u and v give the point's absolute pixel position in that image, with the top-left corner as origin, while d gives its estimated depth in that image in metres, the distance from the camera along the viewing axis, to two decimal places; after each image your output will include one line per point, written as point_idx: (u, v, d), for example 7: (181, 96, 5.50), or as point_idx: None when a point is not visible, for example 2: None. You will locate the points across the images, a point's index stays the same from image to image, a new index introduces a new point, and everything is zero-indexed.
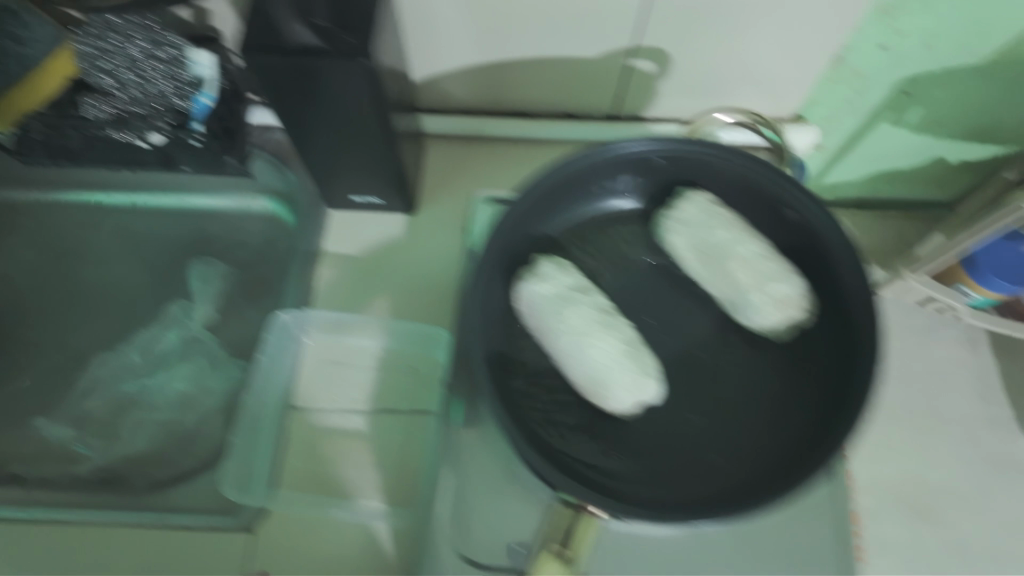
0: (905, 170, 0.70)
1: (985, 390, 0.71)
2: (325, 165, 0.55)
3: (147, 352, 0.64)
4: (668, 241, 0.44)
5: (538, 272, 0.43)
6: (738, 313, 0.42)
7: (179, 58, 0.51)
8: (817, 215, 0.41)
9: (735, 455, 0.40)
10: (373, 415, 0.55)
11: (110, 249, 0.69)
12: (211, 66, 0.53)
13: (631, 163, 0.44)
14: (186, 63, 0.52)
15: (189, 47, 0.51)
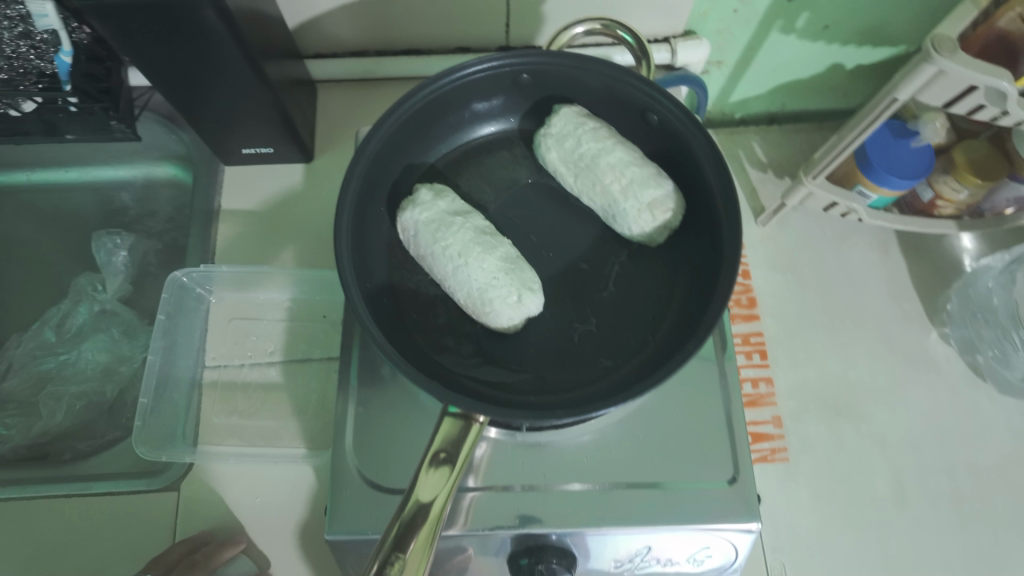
0: (804, 79, 0.73)
1: (898, 288, 0.72)
2: (207, 122, 0.53)
3: (60, 329, 0.63)
4: (544, 158, 0.44)
5: (415, 198, 0.43)
6: (615, 223, 0.43)
7: (25, 15, 0.50)
8: (677, 114, 0.41)
9: (619, 357, 0.41)
10: (285, 366, 0.54)
11: (15, 230, 0.68)
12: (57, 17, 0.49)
13: (498, 81, 0.44)
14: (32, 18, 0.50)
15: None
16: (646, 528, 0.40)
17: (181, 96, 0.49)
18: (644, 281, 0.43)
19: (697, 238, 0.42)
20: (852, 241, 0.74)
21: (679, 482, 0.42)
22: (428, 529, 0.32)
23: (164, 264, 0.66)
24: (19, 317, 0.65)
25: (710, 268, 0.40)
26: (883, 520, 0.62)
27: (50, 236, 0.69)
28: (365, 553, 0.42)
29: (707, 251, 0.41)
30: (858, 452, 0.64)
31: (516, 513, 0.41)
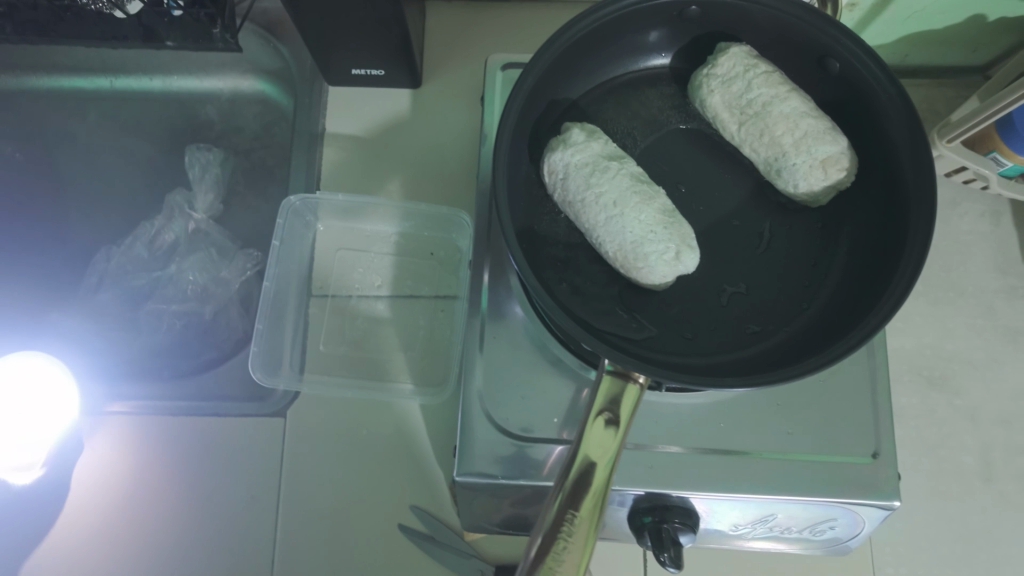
0: (939, 29, 0.67)
1: (1006, 262, 0.68)
2: (323, 35, 0.50)
3: (155, 245, 0.62)
4: (703, 101, 0.41)
5: (565, 138, 0.40)
6: (777, 179, 0.40)
7: None
8: (864, 62, 0.38)
9: (773, 321, 0.39)
10: (393, 301, 0.54)
11: (98, 138, 0.66)
12: None
13: (663, 13, 0.41)
14: None
15: None
16: (778, 498, 0.40)
17: (299, 9, 0.46)
18: (801, 244, 0.41)
19: (870, 203, 0.40)
20: (964, 209, 0.70)
21: (808, 454, 0.41)
22: (597, 489, 0.32)
23: (252, 185, 0.64)
24: (108, 230, 0.64)
25: (892, 237, 0.37)
26: (967, 495, 0.61)
27: (129, 145, 0.66)
28: (490, 495, 0.42)
29: (886, 217, 0.38)
30: (950, 426, 0.63)
31: (646, 472, 0.40)
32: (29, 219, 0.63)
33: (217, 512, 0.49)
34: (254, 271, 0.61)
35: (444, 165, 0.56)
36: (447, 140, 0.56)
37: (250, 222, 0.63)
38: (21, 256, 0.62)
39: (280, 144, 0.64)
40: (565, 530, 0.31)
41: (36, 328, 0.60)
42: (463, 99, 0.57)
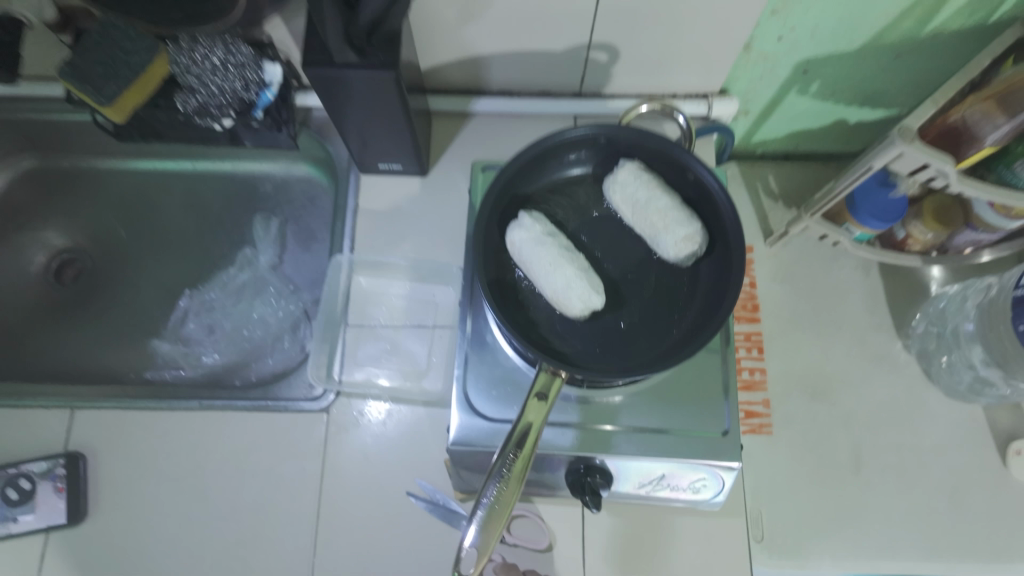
0: (817, 129, 0.90)
1: (873, 304, 0.89)
2: (360, 143, 0.72)
3: (228, 288, 0.85)
4: (610, 196, 0.63)
5: (520, 220, 0.62)
6: (658, 248, 0.61)
7: (253, 65, 0.68)
8: (707, 176, 0.59)
9: (654, 341, 0.60)
10: (406, 328, 0.75)
11: (185, 206, 0.89)
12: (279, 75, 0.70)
13: (583, 141, 0.63)
14: (258, 69, 0.69)
15: (264, 61, 0.69)
16: (663, 459, 0.60)
17: (344, 126, 0.69)
18: (675, 291, 0.62)
19: (716, 265, 0.61)
20: (842, 263, 0.91)
21: (685, 432, 0.61)
22: (531, 439, 0.52)
23: (300, 243, 0.86)
24: (193, 277, 0.86)
25: (725, 288, 0.58)
26: (839, 482, 0.81)
27: (207, 212, 0.89)
28: (472, 459, 0.62)
29: (724, 275, 0.59)
30: (828, 430, 0.83)
31: (576, 442, 0.61)
32: (136, 266, 0.88)
33: (279, 479, 0.69)
34: (302, 307, 0.82)
35: (442, 232, 0.77)
36: (447, 213, 0.78)
37: (298, 270, 0.84)
38: (129, 293, 0.86)
39: (323, 213, 0.86)
40: (509, 463, 0.51)
41: (141, 349, 0.82)
42: (458, 183, 0.79)
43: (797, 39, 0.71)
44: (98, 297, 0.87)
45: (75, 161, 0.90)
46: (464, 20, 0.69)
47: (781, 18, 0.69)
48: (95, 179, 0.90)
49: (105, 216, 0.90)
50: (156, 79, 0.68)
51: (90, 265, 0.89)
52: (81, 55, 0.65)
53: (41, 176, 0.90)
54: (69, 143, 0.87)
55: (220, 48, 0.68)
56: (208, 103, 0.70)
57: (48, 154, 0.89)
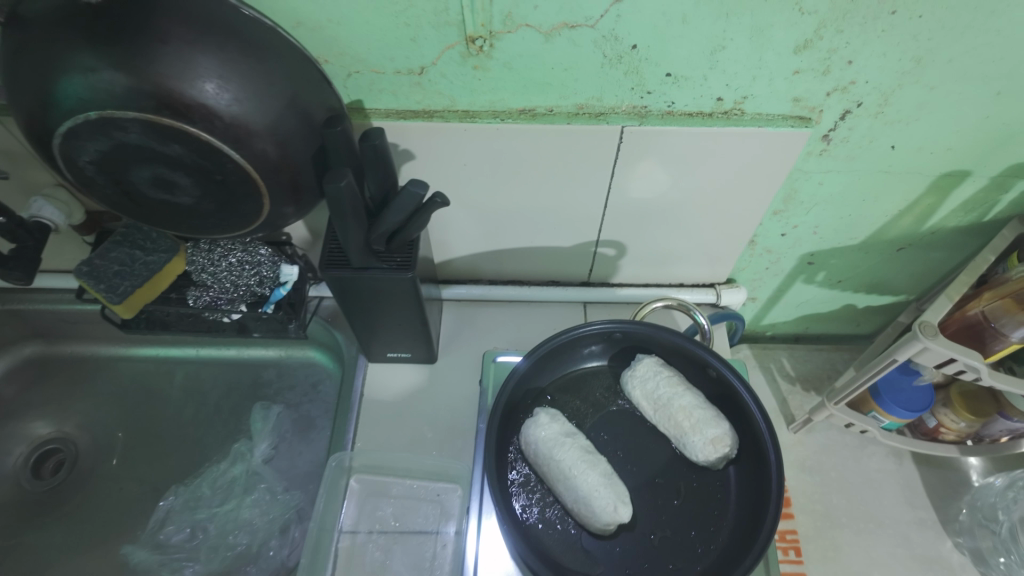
0: (825, 313, 0.90)
1: (912, 496, 0.82)
2: (371, 335, 0.72)
3: (216, 484, 0.78)
4: (629, 392, 0.60)
5: (537, 419, 0.58)
6: (685, 449, 0.57)
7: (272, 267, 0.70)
8: (729, 374, 0.57)
9: (689, 558, 0.54)
10: (406, 536, 0.67)
11: (182, 394, 0.86)
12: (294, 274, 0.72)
13: (598, 335, 0.62)
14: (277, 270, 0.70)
15: (283, 263, 0.71)
16: None
17: (356, 318, 0.68)
18: (707, 498, 0.57)
19: (749, 470, 0.56)
20: (871, 450, 0.86)
21: None
22: None
23: (299, 432, 0.81)
24: (180, 471, 0.80)
25: (761, 500, 0.53)
26: None
27: (204, 401, 0.85)
28: None
29: (758, 484, 0.54)
30: None
31: None
32: (122, 460, 0.82)
33: None
34: (295, 507, 0.75)
35: (451, 424, 0.74)
36: (456, 404, 0.75)
37: (294, 463, 0.79)
38: (109, 491, 0.80)
39: (325, 401, 0.83)
40: None
41: (113, 558, 0.74)
42: (468, 372, 0.78)
43: (800, 233, 0.74)
44: (74, 494, 0.80)
45: (77, 348, 0.89)
46: (478, 219, 0.72)
47: (782, 218, 0.72)
48: (95, 366, 0.89)
49: (96, 404, 0.87)
50: (172, 276, 0.69)
51: (73, 456, 0.84)
52: (101, 257, 0.67)
53: (41, 364, 0.89)
54: (75, 331, 0.87)
55: (239, 249, 0.69)
56: (220, 297, 0.70)
57: (50, 342, 0.88)
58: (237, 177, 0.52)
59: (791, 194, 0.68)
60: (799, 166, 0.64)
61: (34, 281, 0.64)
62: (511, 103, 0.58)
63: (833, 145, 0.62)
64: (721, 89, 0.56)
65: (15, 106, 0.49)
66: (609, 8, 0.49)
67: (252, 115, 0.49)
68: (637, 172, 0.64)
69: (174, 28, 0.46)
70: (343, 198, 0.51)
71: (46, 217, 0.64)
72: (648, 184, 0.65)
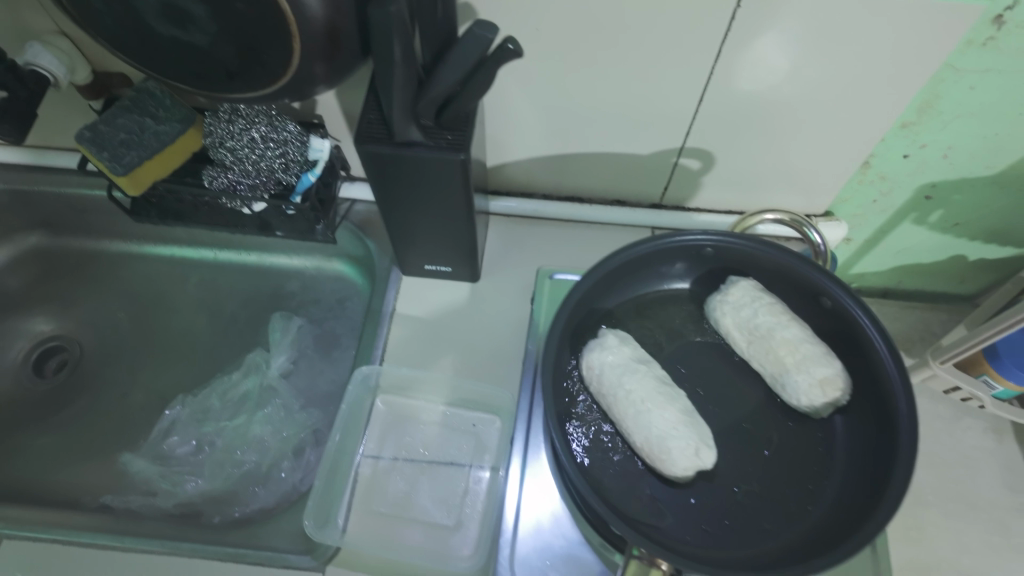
0: (927, 265, 0.77)
1: (1014, 480, 0.71)
2: (405, 237, 0.62)
3: (227, 396, 0.70)
4: (717, 320, 0.50)
5: (602, 341, 0.48)
6: (783, 391, 0.47)
7: (301, 145, 0.59)
8: (849, 303, 0.46)
9: (782, 517, 0.44)
10: (435, 466, 0.59)
11: (195, 300, 0.79)
12: (327, 152, 0.60)
13: (686, 251, 0.51)
14: (305, 149, 0.59)
15: (314, 136, 0.60)
16: None
17: (394, 215, 0.59)
18: (806, 449, 0.47)
19: (863, 421, 0.46)
20: (967, 424, 0.74)
21: None
22: None
23: (320, 348, 0.74)
24: (191, 379, 0.73)
25: (883, 457, 0.43)
26: None
27: (216, 309, 0.78)
28: None
29: (879, 437, 0.44)
30: None
31: None
32: (128, 364, 0.75)
33: None
34: (311, 428, 0.67)
35: (491, 349, 0.65)
36: (499, 328, 0.66)
37: (313, 381, 0.71)
38: (113, 394, 0.73)
39: (352, 319, 0.75)
40: None
41: (113, 465, 0.68)
42: (513, 294, 0.68)
43: (927, 155, 0.61)
44: (75, 396, 0.74)
45: (85, 244, 0.82)
46: (542, 112, 0.61)
47: (910, 133, 0.59)
48: (104, 265, 0.81)
49: (103, 303, 0.80)
50: (184, 152, 0.60)
51: (76, 357, 0.77)
52: (106, 122, 0.58)
53: (45, 257, 0.81)
54: (83, 223, 0.79)
55: (262, 122, 0.58)
56: (239, 182, 0.60)
57: (58, 233, 0.81)
58: (261, 10, 0.42)
59: (928, 101, 0.55)
60: (950, 61, 0.51)
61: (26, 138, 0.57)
62: None
63: (1004, 32, 0.48)
64: None
65: None
66: None
67: None
68: (750, 53, 0.52)
69: None
70: (392, 33, 0.41)
71: (44, 67, 0.55)
72: (761, 71, 0.54)
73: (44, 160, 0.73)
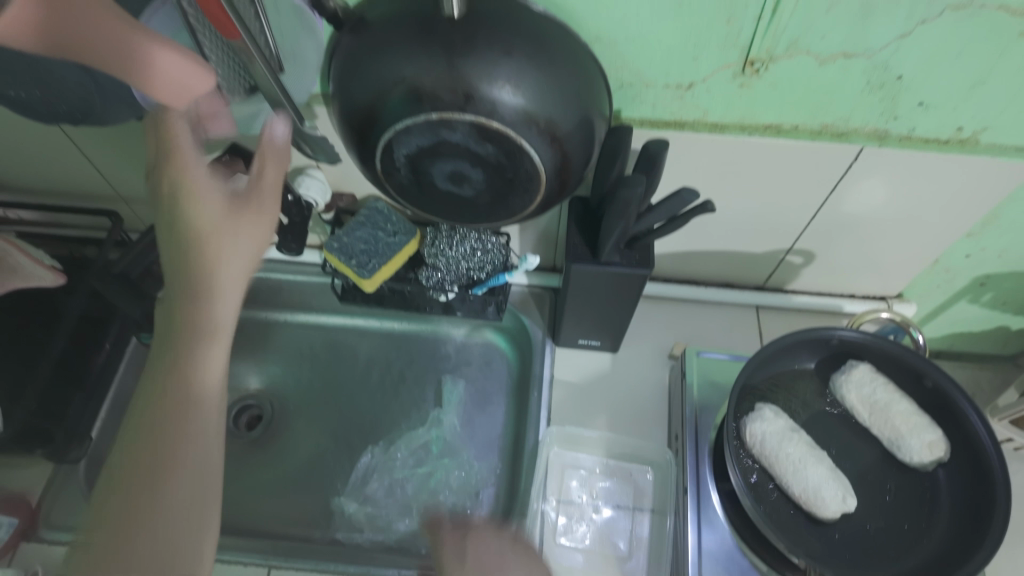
0: (977, 332, 0.93)
1: None
2: (572, 322, 0.78)
3: (411, 448, 0.86)
4: (842, 394, 0.65)
5: (760, 413, 0.63)
6: (899, 451, 0.62)
7: (497, 253, 0.77)
8: (948, 383, 0.62)
9: (906, 546, 0.59)
10: (604, 509, 0.74)
11: (365, 364, 0.93)
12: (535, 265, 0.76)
13: (817, 341, 0.66)
14: (501, 255, 0.77)
15: (529, 254, 0.75)
16: None
17: (570, 306, 0.74)
18: (917, 495, 0.62)
19: (962, 473, 0.61)
20: None
21: None
22: None
23: (476, 404, 0.88)
24: (375, 432, 0.88)
25: (983, 501, 0.58)
26: None
27: (385, 370, 0.93)
28: None
29: (977, 485, 0.59)
30: None
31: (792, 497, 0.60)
32: (317, 420, 0.90)
33: None
34: (487, 474, 0.83)
35: (638, 408, 0.80)
36: (641, 391, 0.81)
37: (479, 433, 0.86)
38: (310, 445, 0.88)
39: (501, 378, 0.89)
40: None
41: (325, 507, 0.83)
42: (649, 362, 0.83)
43: (986, 255, 0.77)
44: (276, 446, 0.89)
45: (268, 314, 0.96)
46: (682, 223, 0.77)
47: (973, 241, 0.75)
48: (284, 332, 0.96)
49: (287, 365, 0.95)
50: (405, 255, 0.76)
51: (270, 414, 0.92)
52: (349, 234, 0.75)
53: (235, 326, 0.96)
54: (274, 298, 0.94)
55: (473, 237, 0.77)
56: (443, 279, 0.78)
57: (248, 307, 0.96)
58: (526, 177, 0.58)
59: (990, 219, 0.71)
60: (1012, 194, 0.67)
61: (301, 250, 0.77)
62: (761, 119, 0.63)
63: None
64: (966, 119, 0.60)
65: (347, 114, 0.57)
66: (893, 41, 0.54)
67: (561, 123, 0.54)
68: (858, 188, 0.68)
69: (515, 40, 0.52)
70: (629, 203, 0.58)
71: (311, 197, 0.71)
72: (864, 199, 0.70)
73: None
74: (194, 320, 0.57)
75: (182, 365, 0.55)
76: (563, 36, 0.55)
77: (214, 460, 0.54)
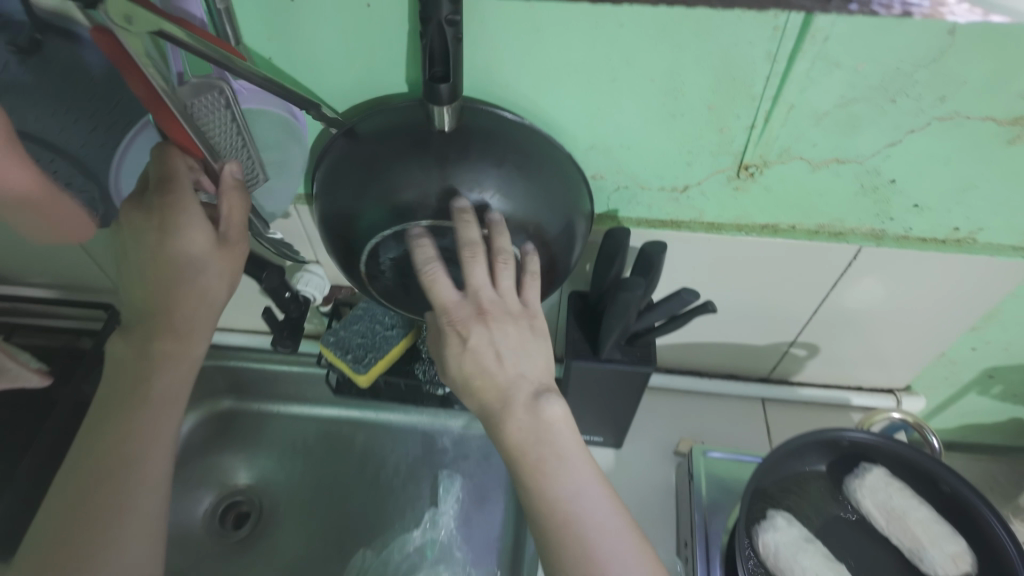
0: (989, 424, 0.91)
1: None
2: (574, 419, 0.76)
3: (406, 552, 0.82)
4: (857, 499, 0.63)
5: (773, 522, 0.60)
6: (921, 562, 0.59)
7: None
8: (965, 490, 0.60)
9: None
10: None
11: (360, 460, 0.90)
12: None
13: (828, 442, 0.64)
14: None
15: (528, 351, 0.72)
16: None
17: (571, 402, 0.73)
18: None
19: None
20: None
21: None
22: None
23: (474, 503, 0.85)
24: (369, 534, 0.84)
25: None
26: None
27: (380, 465, 0.89)
28: None
29: None
30: None
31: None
32: (309, 521, 0.86)
33: None
34: None
35: (643, 509, 0.76)
36: (646, 491, 0.78)
37: (477, 535, 0.82)
38: (301, 548, 0.85)
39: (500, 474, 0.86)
40: None
41: None
42: (653, 459, 0.80)
43: (992, 348, 0.76)
44: (264, 549, 0.85)
45: (262, 405, 0.94)
46: None
47: (977, 334, 0.74)
48: (277, 425, 0.93)
49: (278, 460, 0.92)
50: (402, 348, 0.75)
51: (259, 513, 0.88)
52: (346, 327, 0.74)
53: (228, 418, 0.94)
54: (269, 389, 0.93)
55: None
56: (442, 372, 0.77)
57: (242, 398, 0.94)
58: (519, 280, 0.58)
59: (993, 314, 0.71)
60: (1013, 290, 0.67)
61: (296, 346, 0.75)
62: (756, 219, 0.64)
63: None
64: (960, 220, 0.60)
65: (333, 223, 0.57)
66: (881, 148, 0.55)
67: (547, 228, 0.55)
68: (859, 285, 0.68)
69: (506, 154, 0.53)
70: (629, 305, 0.57)
71: (310, 291, 0.72)
72: (865, 295, 0.70)
73: (223, 340, 0.90)
74: (129, 418, 0.58)
75: (119, 448, 0.57)
76: (551, 146, 0.56)
77: (149, 526, 0.56)
